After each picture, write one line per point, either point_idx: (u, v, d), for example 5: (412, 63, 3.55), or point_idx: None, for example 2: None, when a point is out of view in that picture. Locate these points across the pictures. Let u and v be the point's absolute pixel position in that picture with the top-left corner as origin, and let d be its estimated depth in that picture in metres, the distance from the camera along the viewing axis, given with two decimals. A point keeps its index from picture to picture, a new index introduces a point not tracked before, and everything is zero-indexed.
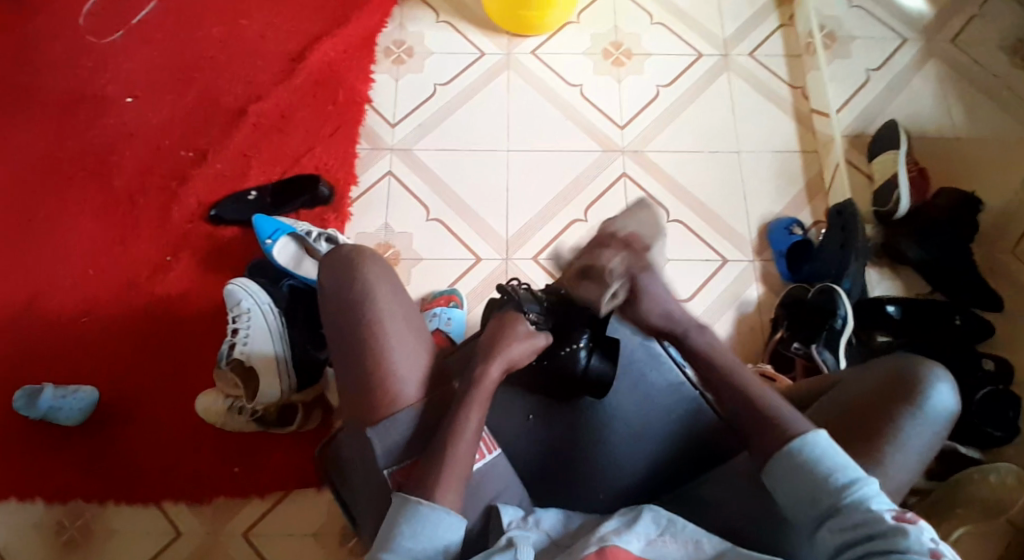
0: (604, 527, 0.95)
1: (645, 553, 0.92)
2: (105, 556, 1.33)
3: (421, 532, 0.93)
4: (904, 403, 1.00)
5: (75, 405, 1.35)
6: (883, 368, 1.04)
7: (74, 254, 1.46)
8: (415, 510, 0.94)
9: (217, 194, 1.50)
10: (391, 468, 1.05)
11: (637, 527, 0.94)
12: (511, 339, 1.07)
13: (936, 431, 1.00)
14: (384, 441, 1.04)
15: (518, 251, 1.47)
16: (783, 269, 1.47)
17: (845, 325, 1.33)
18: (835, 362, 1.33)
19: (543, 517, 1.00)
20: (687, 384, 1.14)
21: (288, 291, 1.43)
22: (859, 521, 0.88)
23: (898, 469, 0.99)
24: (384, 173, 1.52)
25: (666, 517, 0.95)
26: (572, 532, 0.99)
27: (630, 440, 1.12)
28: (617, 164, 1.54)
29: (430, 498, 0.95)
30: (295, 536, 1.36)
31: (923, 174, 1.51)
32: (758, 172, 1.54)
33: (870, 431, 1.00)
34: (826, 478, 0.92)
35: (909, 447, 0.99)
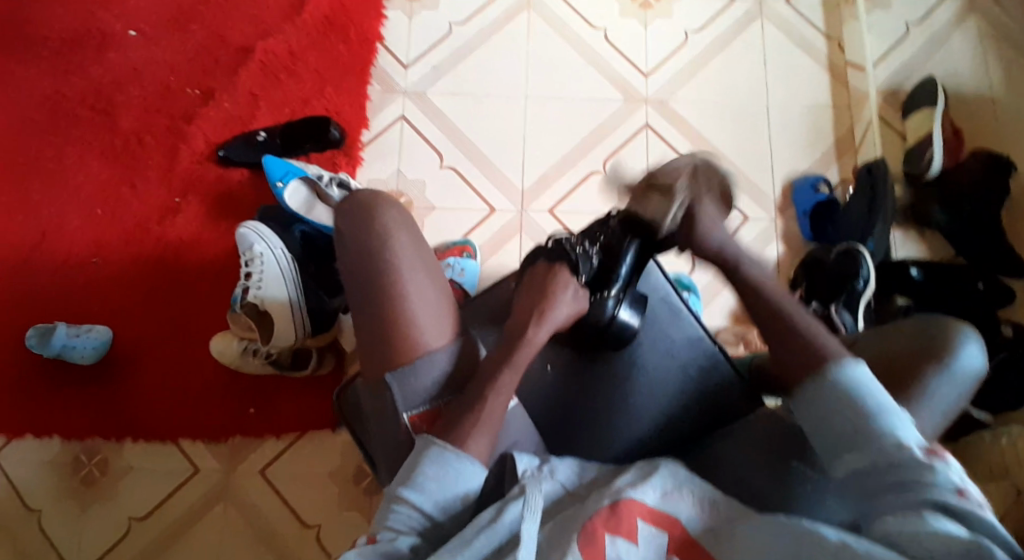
0: (619, 480, 0.92)
1: (660, 507, 0.90)
2: (123, 492, 1.36)
3: (447, 478, 0.93)
4: (931, 360, 1.05)
5: (88, 345, 1.36)
6: (906, 327, 1.09)
7: (86, 195, 1.45)
8: (444, 455, 0.94)
9: (223, 135, 1.47)
10: (410, 413, 1.01)
11: (653, 480, 0.92)
12: (546, 295, 1.06)
13: (961, 392, 1.05)
14: (404, 387, 1.02)
15: (533, 203, 1.45)
16: (806, 228, 1.45)
17: (867, 288, 1.32)
18: (854, 324, 1.32)
19: (558, 468, 0.96)
20: (706, 338, 1.13)
21: (300, 237, 1.41)
22: (888, 450, 0.86)
23: (926, 424, 1.03)
24: (399, 117, 1.49)
25: (684, 473, 0.93)
26: (586, 484, 0.96)
27: (649, 391, 1.10)
28: (640, 114, 1.50)
29: (459, 445, 0.95)
30: (308, 475, 1.39)
31: (958, 134, 1.47)
32: (786, 127, 1.50)
33: (895, 389, 1.04)
34: (859, 405, 0.90)
35: (935, 402, 1.04)
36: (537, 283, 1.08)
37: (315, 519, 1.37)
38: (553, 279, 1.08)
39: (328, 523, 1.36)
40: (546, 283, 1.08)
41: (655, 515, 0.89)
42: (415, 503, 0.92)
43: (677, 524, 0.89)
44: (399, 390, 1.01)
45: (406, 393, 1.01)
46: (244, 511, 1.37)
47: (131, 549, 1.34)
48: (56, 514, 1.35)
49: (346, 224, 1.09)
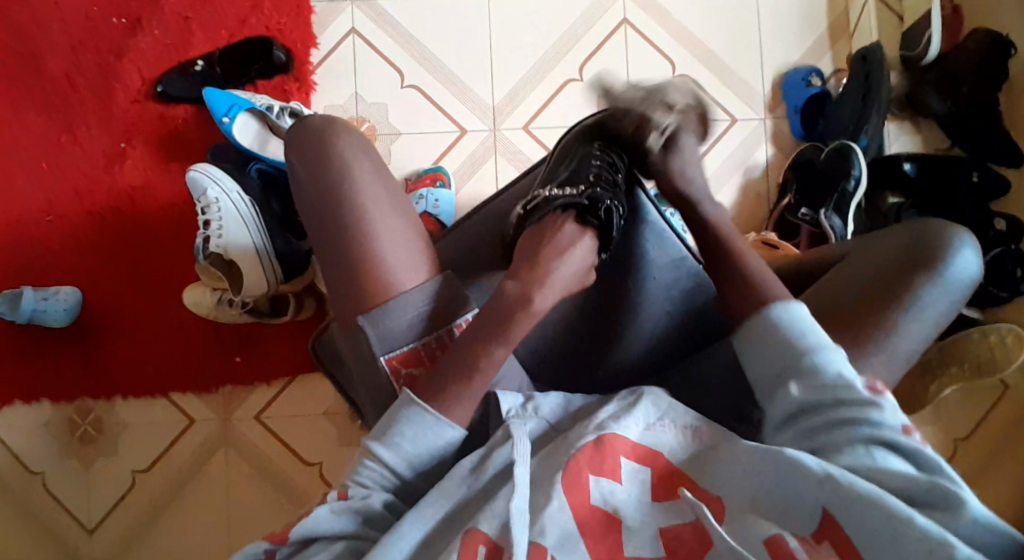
0: (601, 413, 0.87)
1: (644, 440, 0.85)
2: (122, 448, 1.38)
3: (421, 437, 0.86)
4: (924, 269, 1.01)
5: (59, 308, 1.30)
6: (899, 234, 1.05)
7: (21, 148, 1.33)
8: (415, 412, 0.86)
9: (158, 68, 1.33)
10: (389, 356, 0.95)
11: (635, 412, 0.86)
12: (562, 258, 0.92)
13: (955, 298, 1.02)
14: (381, 330, 0.95)
15: (506, 120, 1.34)
16: (797, 126, 1.36)
17: (858, 188, 1.27)
18: (844, 229, 1.28)
19: (544, 403, 0.91)
20: (690, 257, 1.05)
21: (258, 177, 1.33)
22: (825, 387, 0.83)
23: (919, 334, 1.00)
24: (348, 31, 1.35)
25: (666, 402, 0.88)
26: (572, 414, 0.92)
27: (635, 313, 1.04)
28: (618, 8, 1.36)
29: (440, 407, 0.87)
30: (305, 414, 1.40)
31: (957, 13, 1.37)
32: (777, 12, 1.37)
33: (887, 301, 1.00)
34: (795, 342, 0.86)
35: (926, 313, 1.00)
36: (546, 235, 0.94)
37: (316, 457, 1.39)
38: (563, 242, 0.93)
39: (329, 460, 1.39)
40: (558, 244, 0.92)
41: (640, 450, 0.84)
42: (386, 458, 0.85)
43: (664, 457, 0.84)
44: (374, 333, 0.94)
45: (383, 335, 0.95)
46: (246, 454, 1.39)
47: (139, 500, 1.37)
48: (60, 475, 1.37)
49: (298, 156, 1.01)
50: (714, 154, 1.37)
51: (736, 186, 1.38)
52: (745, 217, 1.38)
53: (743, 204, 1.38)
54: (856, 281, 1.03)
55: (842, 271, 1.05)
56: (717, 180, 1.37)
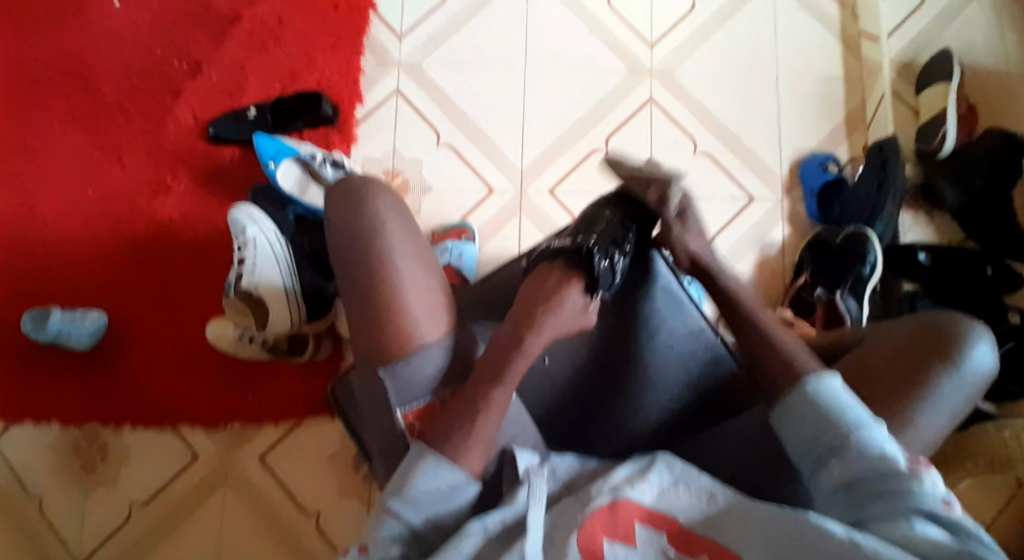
0: (616, 474, 0.88)
1: (656, 506, 0.87)
2: (123, 477, 1.37)
3: (433, 485, 0.90)
4: (938, 360, 1.01)
5: (83, 330, 1.34)
6: (911, 325, 1.06)
7: (69, 174, 1.40)
8: (428, 462, 0.90)
9: (212, 111, 1.41)
10: (405, 410, 1.01)
11: (649, 477, 0.88)
12: (558, 315, 1.00)
13: (968, 392, 1.02)
14: (400, 382, 1.01)
15: (533, 182, 1.40)
16: (813, 209, 1.41)
17: (872, 273, 1.29)
18: (858, 310, 1.30)
19: (560, 465, 0.94)
20: (708, 330, 1.09)
21: (294, 219, 1.38)
22: (866, 463, 0.85)
23: (930, 425, 1.00)
24: (393, 92, 1.42)
25: (681, 466, 0.89)
26: (587, 475, 0.94)
27: (650, 380, 1.08)
28: (644, 88, 1.43)
29: (451, 454, 0.91)
30: (310, 458, 1.40)
31: (973, 111, 1.41)
32: (796, 100, 1.44)
33: (899, 389, 1.01)
34: (833, 417, 0.89)
35: (940, 404, 1.01)
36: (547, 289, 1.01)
37: (315, 504, 1.38)
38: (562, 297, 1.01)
39: (327, 509, 1.38)
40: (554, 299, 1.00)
41: (651, 515, 0.86)
42: (402, 512, 0.89)
43: (676, 524, 0.85)
44: (393, 385, 1.00)
45: (401, 388, 1.01)
46: (246, 495, 1.37)
47: (133, 532, 1.35)
48: (56, 499, 1.35)
49: (334, 208, 1.10)
50: (725, 235, 1.40)
51: (751, 263, 1.40)
52: (760, 295, 1.40)
53: (759, 280, 1.40)
54: (865, 371, 1.04)
55: (854, 361, 1.06)
56: (732, 255, 1.40)
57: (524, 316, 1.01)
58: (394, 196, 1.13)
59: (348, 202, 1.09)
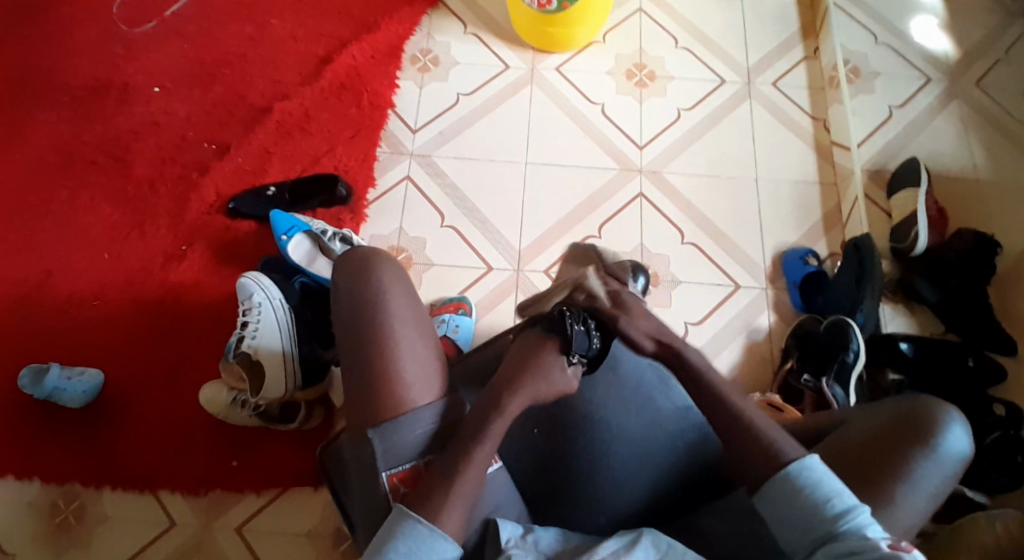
0: (602, 548, 0.89)
1: None
2: (98, 541, 1.33)
3: (416, 551, 0.91)
4: (918, 442, 1.00)
5: (78, 388, 1.35)
6: (890, 409, 1.04)
7: (88, 239, 1.47)
8: (410, 525, 0.92)
9: (234, 189, 1.51)
10: (391, 471, 0.99)
11: (635, 551, 0.89)
12: (538, 376, 1.01)
13: (949, 473, 1.00)
14: (388, 444, 0.99)
15: (530, 263, 1.46)
16: (796, 298, 1.47)
17: (856, 362, 1.33)
18: (846, 397, 1.32)
19: (544, 537, 0.94)
20: (695, 409, 1.10)
21: (299, 288, 1.43)
22: (856, 551, 0.85)
23: (913, 506, 0.98)
24: (403, 178, 1.52)
25: (667, 543, 0.90)
26: (572, 549, 0.93)
27: (634, 455, 1.07)
28: (634, 184, 1.54)
29: (432, 518, 0.92)
30: (287, 534, 1.36)
31: (942, 212, 1.50)
32: (777, 201, 1.54)
33: (879, 472, 0.99)
34: (819, 503, 0.89)
35: (922, 485, 0.98)
36: (524, 357, 1.03)
37: None
38: (540, 362, 1.02)
39: None
40: (532, 367, 1.02)
41: None
42: None
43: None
44: (382, 447, 0.99)
45: (388, 451, 0.99)
46: None
47: None
48: None
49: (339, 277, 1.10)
50: (710, 322, 1.45)
51: (739, 349, 1.44)
52: (748, 379, 1.42)
53: (747, 365, 1.43)
54: (841, 453, 1.02)
55: (829, 444, 1.04)
56: (719, 340, 1.44)
57: (500, 384, 1.01)
58: (399, 266, 1.14)
59: (347, 292, 1.08)
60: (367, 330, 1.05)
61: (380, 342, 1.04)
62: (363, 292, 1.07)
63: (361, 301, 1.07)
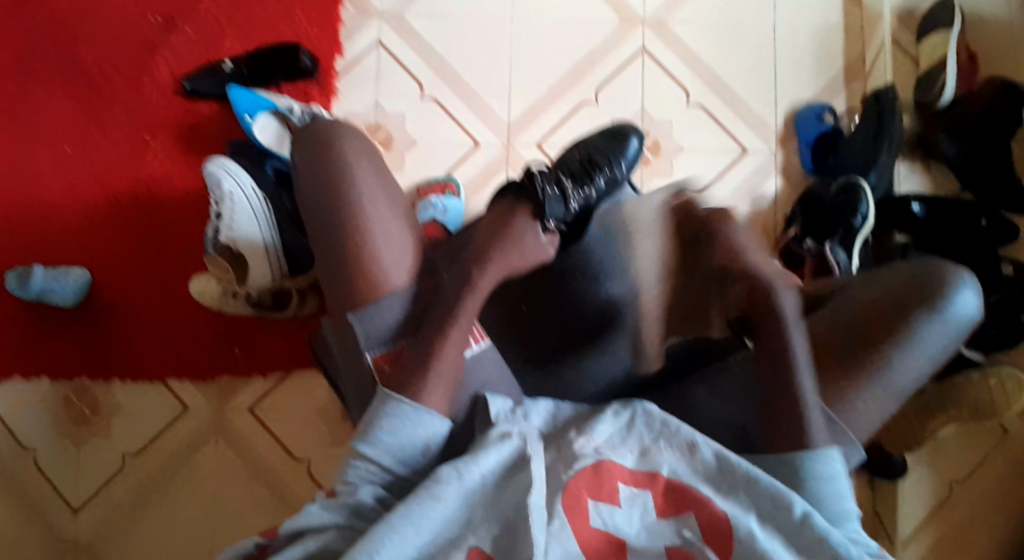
0: (598, 435, 0.92)
1: (641, 466, 0.90)
2: (115, 429, 1.38)
3: (402, 429, 0.90)
4: (924, 305, 1.00)
5: (68, 288, 1.34)
6: (901, 273, 1.03)
7: (50, 130, 1.41)
8: (396, 407, 0.90)
9: (189, 66, 1.43)
10: (375, 351, 0.97)
11: (631, 435, 0.93)
12: (509, 244, 1.02)
13: (951, 335, 1.00)
14: (368, 325, 0.97)
15: (519, 135, 1.39)
16: (807, 161, 1.39)
17: (864, 224, 1.26)
18: (850, 263, 1.26)
19: (533, 411, 0.96)
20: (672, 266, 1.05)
21: (273, 175, 1.33)
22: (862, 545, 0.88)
23: (912, 369, 0.99)
24: (373, 44, 1.42)
25: (661, 420, 0.93)
26: (561, 423, 0.96)
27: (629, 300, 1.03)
28: (636, 36, 1.43)
29: (416, 397, 0.91)
30: (299, 412, 1.39)
31: (973, 60, 1.39)
32: (795, 51, 1.43)
33: (883, 336, 0.99)
34: (828, 490, 0.90)
35: (923, 348, 0.99)
36: (496, 229, 1.04)
37: (306, 453, 1.37)
38: (511, 230, 1.03)
39: (317, 459, 1.37)
40: (493, 244, 1.02)
41: (636, 476, 0.89)
42: (372, 455, 0.89)
43: (661, 477, 0.89)
44: (362, 329, 0.97)
45: (368, 331, 0.97)
46: (234, 448, 1.37)
47: (123, 486, 1.36)
48: (51, 450, 1.37)
49: (302, 154, 1.04)
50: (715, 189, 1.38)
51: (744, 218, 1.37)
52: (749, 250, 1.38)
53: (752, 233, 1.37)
54: (845, 318, 1.01)
55: (834, 308, 1.03)
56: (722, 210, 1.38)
57: (473, 255, 1.02)
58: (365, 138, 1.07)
59: (319, 199, 1.02)
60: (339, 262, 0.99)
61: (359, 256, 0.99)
62: (337, 198, 1.00)
63: (334, 211, 1.00)
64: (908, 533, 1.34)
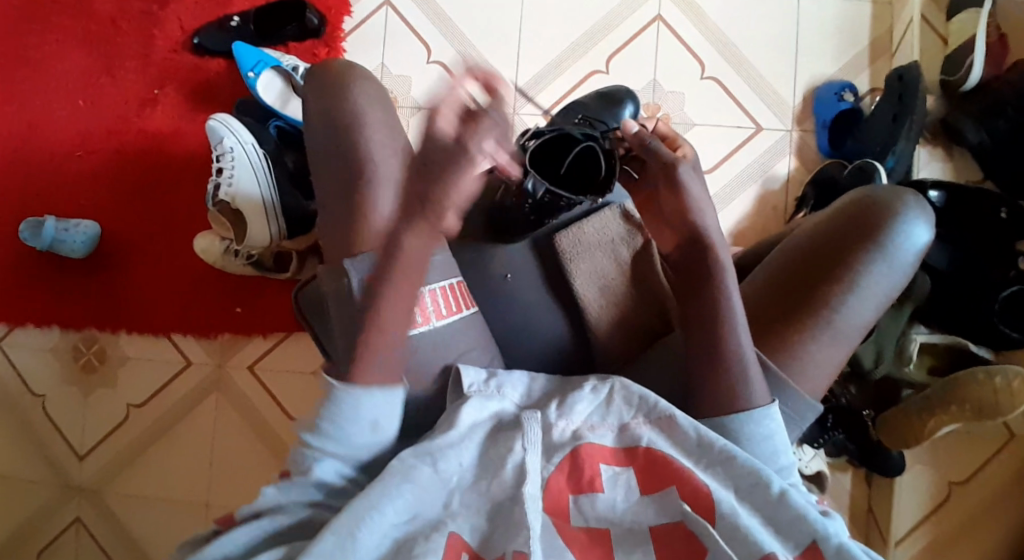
0: (576, 413, 0.89)
1: (620, 443, 0.88)
2: (122, 379, 1.41)
3: (341, 414, 0.88)
4: (865, 242, 0.97)
5: (77, 240, 1.36)
6: (844, 208, 1.00)
7: (64, 83, 1.43)
8: (331, 389, 0.88)
9: (199, 21, 1.42)
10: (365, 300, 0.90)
11: (609, 415, 0.90)
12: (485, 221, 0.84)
13: (898, 269, 0.97)
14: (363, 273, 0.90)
15: (526, 106, 1.37)
16: (823, 141, 1.35)
17: None
18: None
19: (508, 383, 0.93)
20: (626, 236, 1.08)
21: (276, 133, 1.35)
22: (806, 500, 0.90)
23: (860, 310, 0.97)
24: (383, 3, 1.41)
25: (638, 395, 0.90)
26: (535, 395, 0.93)
27: (590, 271, 1.06)
28: (653, 4, 1.39)
29: (348, 374, 0.88)
30: (297, 371, 1.40)
31: (1004, 40, 1.31)
32: (818, 22, 1.38)
33: (825, 278, 0.97)
34: (767, 446, 0.92)
35: (869, 287, 0.97)
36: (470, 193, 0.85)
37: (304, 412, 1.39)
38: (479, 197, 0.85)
39: None
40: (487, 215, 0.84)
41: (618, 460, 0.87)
42: (317, 443, 0.89)
43: (640, 453, 0.87)
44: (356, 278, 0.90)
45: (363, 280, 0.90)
46: (235, 403, 1.40)
47: (129, 434, 1.40)
48: (59, 398, 1.41)
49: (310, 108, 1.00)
50: (722, 170, 1.36)
51: (751, 199, 1.36)
52: (755, 230, 1.35)
53: (757, 216, 1.35)
54: (788, 266, 1.00)
55: (778, 258, 1.02)
56: (731, 189, 1.36)
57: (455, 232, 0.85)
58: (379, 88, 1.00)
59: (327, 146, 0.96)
60: (332, 223, 0.95)
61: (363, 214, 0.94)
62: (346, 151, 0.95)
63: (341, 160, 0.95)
64: (902, 532, 1.32)
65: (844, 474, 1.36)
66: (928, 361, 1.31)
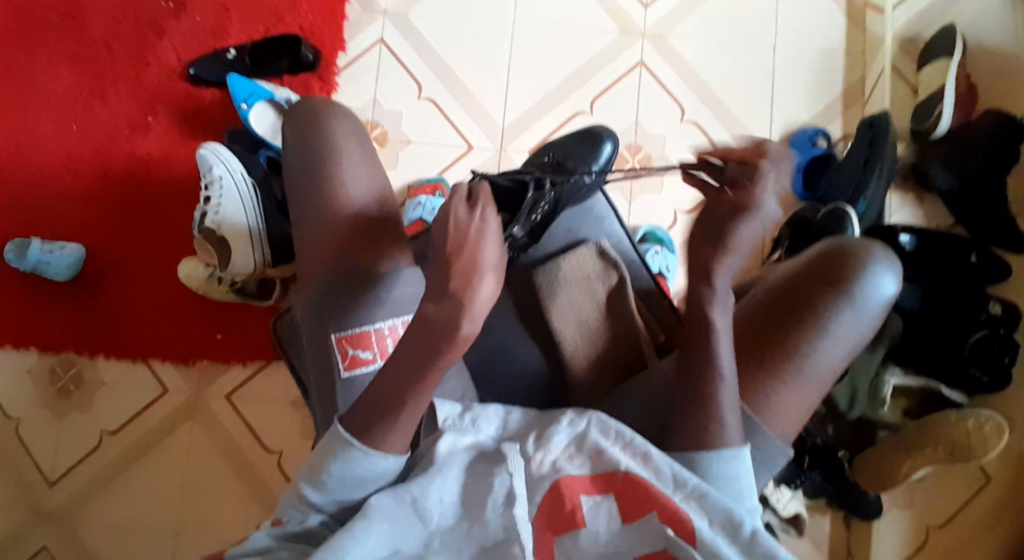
0: (553, 446, 0.83)
1: (596, 471, 0.82)
2: (98, 403, 1.40)
3: (348, 478, 0.84)
4: (837, 288, 0.97)
5: (61, 262, 1.37)
6: (817, 254, 1.00)
7: (57, 108, 1.45)
8: (346, 452, 0.83)
9: (195, 52, 1.46)
10: (337, 334, 0.94)
11: (585, 446, 0.83)
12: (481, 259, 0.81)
13: (869, 317, 0.97)
14: (336, 307, 0.94)
15: (513, 142, 1.42)
16: (799, 184, 1.39)
17: None
18: None
19: (484, 416, 0.87)
20: (603, 273, 1.08)
21: (265, 162, 1.35)
22: None
23: (830, 355, 0.96)
24: (377, 40, 1.45)
25: (615, 428, 0.84)
26: (514, 429, 0.87)
27: (567, 307, 1.06)
28: (636, 48, 1.44)
29: (366, 441, 0.83)
30: (275, 400, 1.40)
31: (972, 89, 1.38)
32: (794, 70, 1.44)
33: (796, 322, 0.96)
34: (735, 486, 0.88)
35: (840, 333, 0.96)
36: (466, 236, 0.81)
37: (279, 443, 1.38)
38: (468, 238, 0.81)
39: (290, 450, 1.38)
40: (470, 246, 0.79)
41: None
42: (314, 500, 0.85)
43: (618, 479, 0.81)
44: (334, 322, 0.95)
45: (337, 313, 0.94)
46: (209, 431, 1.39)
47: (102, 460, 1.38)
48: (33, 422, 1.39)
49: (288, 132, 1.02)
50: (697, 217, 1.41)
51: None
52: None
53: None
54: (759, 309, 0.99)
55: (750, 299, 1.01)
56: None
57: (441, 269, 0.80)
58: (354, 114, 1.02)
59: (311, 163, 0.98)
60: (319, 238, 0.97)
61: (347, 232, 0.96)
62: (333, 167, 0.97)
63: (332, 175, 0.97)
64: None
65: (822, 516, 1.36)
66: (903, 402, 1.32)
